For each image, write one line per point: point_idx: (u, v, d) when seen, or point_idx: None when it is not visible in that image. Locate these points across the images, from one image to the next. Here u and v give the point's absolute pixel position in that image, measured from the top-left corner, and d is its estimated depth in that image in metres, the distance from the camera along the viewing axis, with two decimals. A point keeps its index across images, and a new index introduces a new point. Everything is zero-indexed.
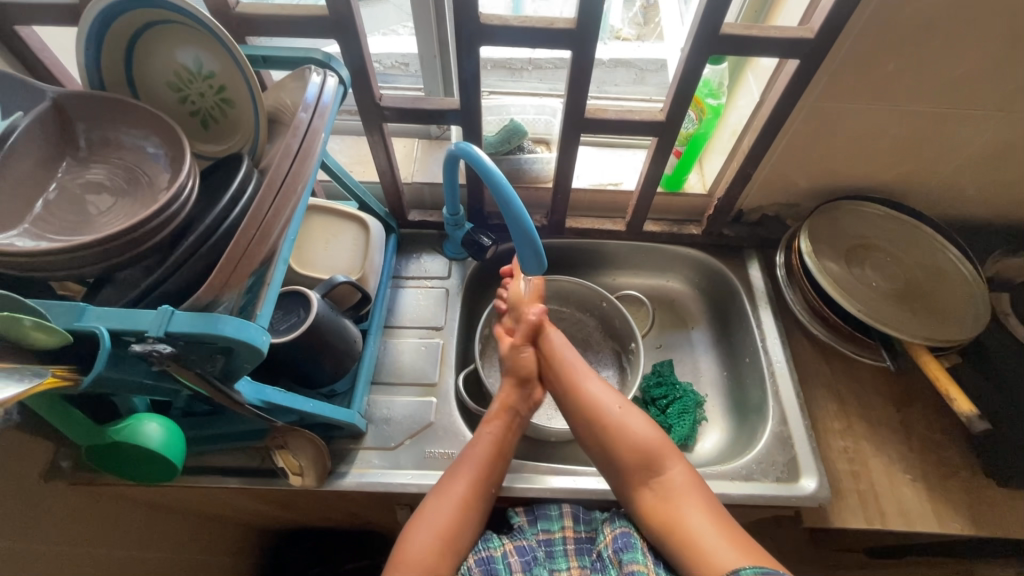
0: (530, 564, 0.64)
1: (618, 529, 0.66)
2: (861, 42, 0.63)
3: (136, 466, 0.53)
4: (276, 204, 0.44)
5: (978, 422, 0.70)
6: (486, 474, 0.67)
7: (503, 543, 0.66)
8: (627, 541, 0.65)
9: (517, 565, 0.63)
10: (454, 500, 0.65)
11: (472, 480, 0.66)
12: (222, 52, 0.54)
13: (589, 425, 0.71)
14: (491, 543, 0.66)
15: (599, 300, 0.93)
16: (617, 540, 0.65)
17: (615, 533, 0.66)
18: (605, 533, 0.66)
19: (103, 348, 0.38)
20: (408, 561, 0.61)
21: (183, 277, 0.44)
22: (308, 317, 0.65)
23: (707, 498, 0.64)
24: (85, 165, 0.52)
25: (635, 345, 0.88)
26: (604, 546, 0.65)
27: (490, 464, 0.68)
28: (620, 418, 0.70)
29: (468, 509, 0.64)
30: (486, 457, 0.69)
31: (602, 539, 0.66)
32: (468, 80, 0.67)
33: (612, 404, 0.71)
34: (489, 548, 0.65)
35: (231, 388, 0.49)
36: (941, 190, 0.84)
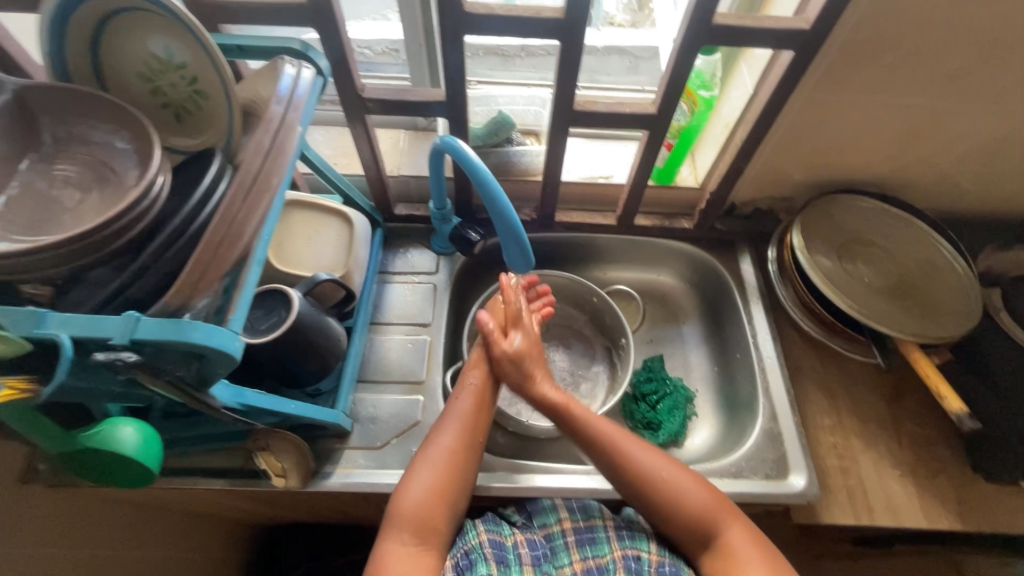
0: (540, 559, 0.64)
1: (667, 556, 0.65)
2: (857, 33, 0.61)
3: (110, 473, 0.51)
4: (247, 205, 0.42)
5: (968, 421, 0.70)
6: (472, 423, 0.67)
7: (514, 534, 0.66)
8: (677, 571, 0.63)
9: (526, 556, 0.63)
10: (442, 449, 0.64)
11: (458, 430, 0.66)
12: (193, 42, 0.51)
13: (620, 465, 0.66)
14: (502, 529, 0.66)
15: (590, 295, 0.91)
16: (664, 564, 0.63)
17: (663, 558, 0.64)
18: (652, 550, 0.65)
19: (65, 357, 0.36)
20: (404, 515, 0.60)
21: (151, 280, 0.43)
22: (290, 316, 0.63)
23: (768, 559, 0.60)
24: (50, 161, 0.50)
25: (626, 341, 0.87)
26: (648, 560, 0.64)
27: (475, 414, 0.68)
28: (667, 488, 0.64)
29: (456, 457, 0.64)
30: (469, 408, 0.68)
31: (649, 553, 0.64)
32: (453, 71, 0.65)
33: (657, 475, 0.65)
34: (501, 534, 0.65)
35: (206, 393, 0.47)
36: (934, 184, 0.84)
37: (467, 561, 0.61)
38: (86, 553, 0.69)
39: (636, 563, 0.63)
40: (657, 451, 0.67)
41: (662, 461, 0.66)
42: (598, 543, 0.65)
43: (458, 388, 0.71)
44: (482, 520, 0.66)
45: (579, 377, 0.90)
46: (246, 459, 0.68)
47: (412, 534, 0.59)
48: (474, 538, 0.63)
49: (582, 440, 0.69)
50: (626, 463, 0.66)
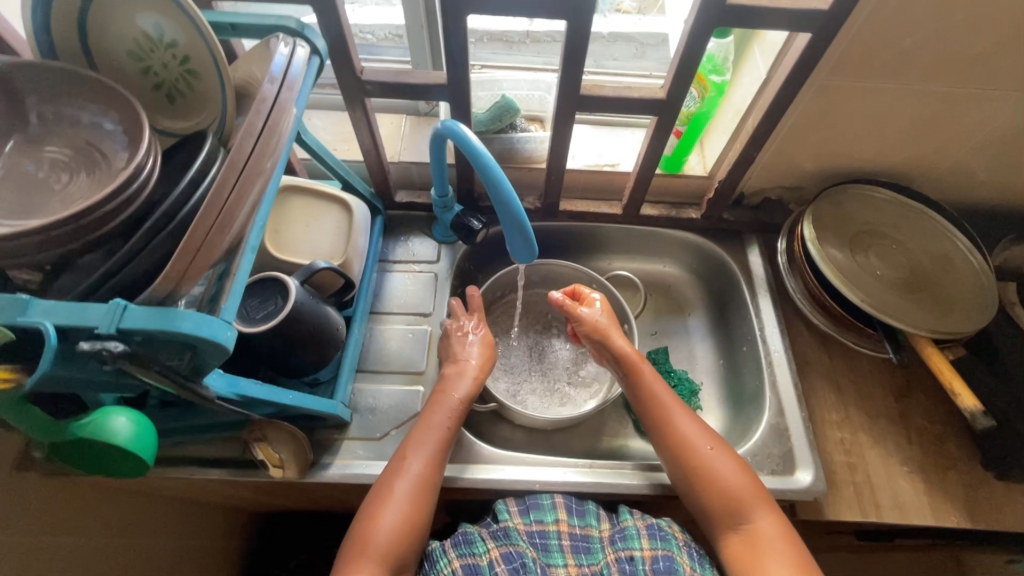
0: (516, 572, 0.60)
1: (659, 551, 0.62)
2: (877, 15, 0.58)
3: (102, 464, 0.50)
4: (239, 188, 0.40)
5: (982, 418, 0.68)
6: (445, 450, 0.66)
7: (488, 552, 0.62)
8: (670, 566, 0.61)
9: (502, 573, 0.59)
10: (414, 477, 0.63)
11: (430, 458, 0.65)
12: (184, 19, 0.49)
13: (668, 437, 0.67)
14: (476, 549, 0.63)
15: (589, 283, 0.90)
16: (658, 561, 0.61)
17: (656, 553, 0.62)
18: (644, 548, 0.63)
19: (48, 346, 0.35)
20: (374, 548, 0.58)
21: (140, 266, 0.41)
22: (287, 305, 0.61)
23: (797, 551, 0.59)
24: (38, 143, 0.48)
25: (629, 326, 0.85)
26: (641, 559, 0.62)
27: (446, 441, 0.66)
28: (710, 461, 0.64)
29: (427, 486, 0.63)
30: (444, 432, 0.67)
31: (641, 550, 0.62)
32: (454, 53, 0.62)
33: (703, 446, 0.65)
34: (475, 556, 0.62)
35: (199, 384, 0.46)
36: (950, 174, 0.81)
37: None
38: (84, 542, 0.68)
39: (631, 564, 0.61)
40: (705, 427, 0.68)
41: (707, 435, 0.67)
42: (592, 552, 0.64)
43: (430, 411, 0.69)
44: (454, 546, 0.64)
45: (584, 371, 0.88)
46: (245, 448, 0.67)
47: (379, 567, 0.57)
48: (444, 567, 0.62)
49: (641, 399, 0.71)
50: (674, 430, 0.67)
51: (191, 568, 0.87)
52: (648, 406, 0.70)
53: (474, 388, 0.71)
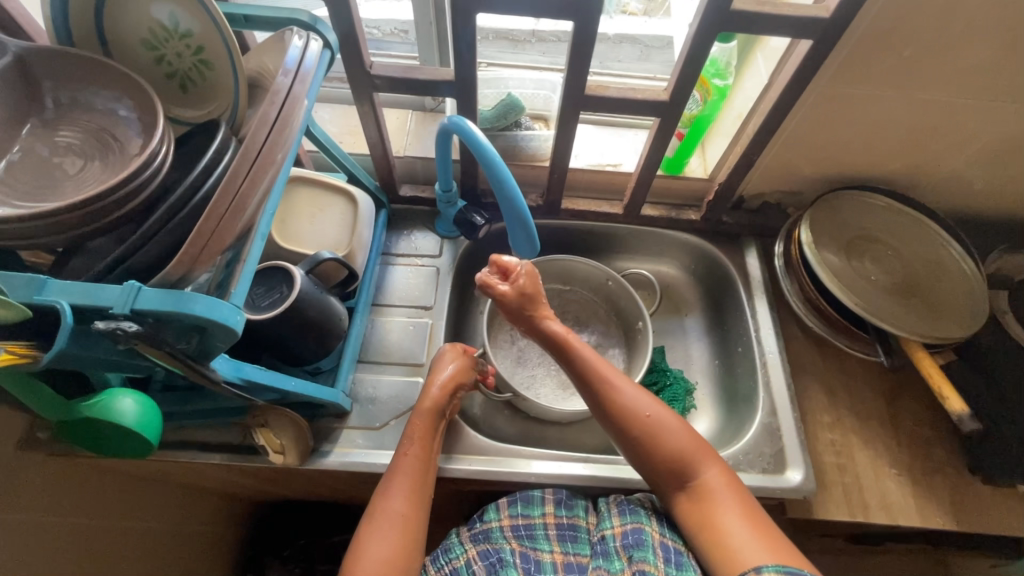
0: (493, 568, 0.61)
1: (629, 525, 0.64)
2: (877, 24, 0.60)
3: (107, 442, 0.51)
4: (252, 175, 0.41)
5: (969, 421, 0.70)
6: (422, 480, 0.65)
7: (465, 553, 0.64)
8: (639, 538, 0.62)
9: (479, 571, 0.61)
10: (392, 517, 0.61)
11: (406, 491, 0.63)
12: (199, 10, 0.50)
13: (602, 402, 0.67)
14: (453, 554, 0.65)
15: (605, 279, 0.90)
16: (627, 535, 0.63)
17: (625, 528, 0.64)
18: (614, 525, 0.64)
19: (65, 325, 0.36)
20: None
21: (155, 249, 0.42)
22: (292, 294, 0.63)
23: (743, 499, 0.61)
24: (52, 127, 0.49)
25: (644, 324, 0.85)
26: (613, 536, 0.64)
27: (421, 470, 0.65)
28: (650, 426, 0.64)
29: (409, 522, 0.61)
30: (421, 464, 0.66)
31: (612, 528, 0.64)
32: (463, 51, 0.63)
33: (642, 413, 0.64)
34: (452, 559, 0.64)
35: (207, 366, 0.47)
36: (946, 183, 0.82)
37: None
38: (84, 521, 0.69)
39: (603, 543, 0.64)
40: (643, 391, 0.68)
41: (646, 400, 0.66)
42: (579, 542, 0.65)
43: (401, 443, 0.67)
44: (432, 561, 0.65)
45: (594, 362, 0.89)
46: (245, 435, 0.69)
47: None
48: None
49: (579, 374, 0.69)
50: (614, 399, 0.66)
51: (185, 554, 0.87)
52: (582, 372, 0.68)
53: (443, 399, 0.70)
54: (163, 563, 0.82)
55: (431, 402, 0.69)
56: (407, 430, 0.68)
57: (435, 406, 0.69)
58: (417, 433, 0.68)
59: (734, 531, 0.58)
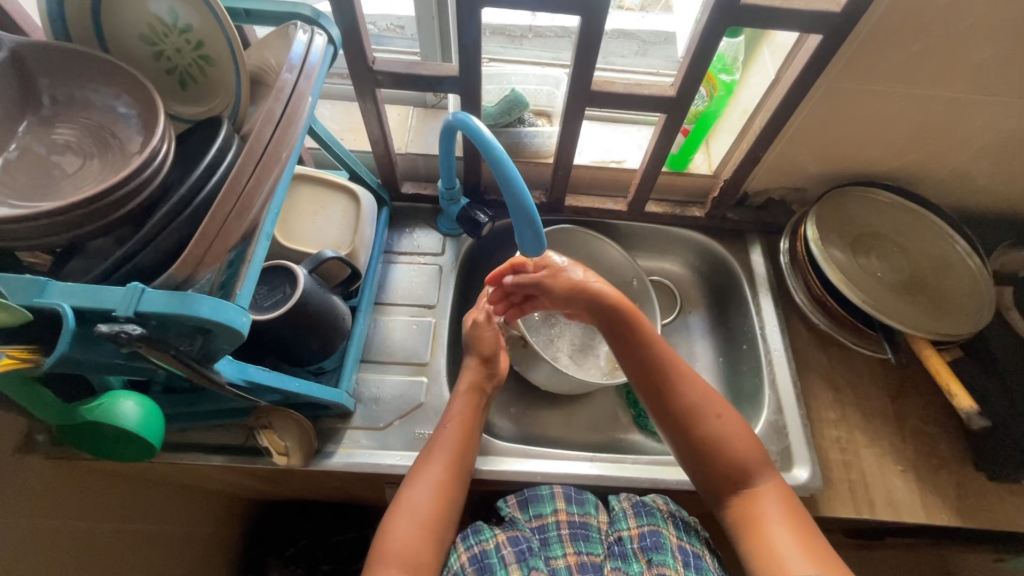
0: (523, 554, 0.62)
1: (646, 527, 0.64)
2: (886, 20, 0.59)
3: (112, 446, 0.50)
4: (257, 174, 0.40)
5: (978, 419, 0.69)
6: (461, 455, 0.67)
7: (494, 536, 0.65)
8: (657, 541, 0.63)
9: (510, 556, 0.62)
10: (431, 484, 0.63)
11: (445, 462, 0.65)
12: (200, 4, 0.49)
13: (665, 392, 0.66)
14: (483, 536, 0.65)
15: (631, 277, 0.89)
16: (645, 538, 0.64)
17: (643, 529, 0.64)
18: (631, 527, 0.65)
19: (66, 329, 0.35)
20: (389, 552, 0.59)
21: (158, 250, 0.41)
22: (294, 294, 0.62)
23: (795, 513, 0.60)
24: (49, 125, 0.48)
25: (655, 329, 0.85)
26: (630, 537, 0.64)
27: (461, 444, 0.67)
28: (716, 426, 0.64)
29: (447, 491, 0.64)
30: (465, 442, 0.68)
31: (629, 530, 0.65)
32: (468, 46, 0.62)
33: (710, 413, 0.64)
34: (484, 541, 0.64)
35: (211, 368, 0.46)
36: (951, 179, 0.82)
37: None
38: (85, 525, 0.68)
39: (620, 544, 0.64)
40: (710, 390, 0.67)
41: (715, 400, 0.66)
42: (592, 541, 0.65)
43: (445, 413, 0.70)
44: (463, 539, 0.66)
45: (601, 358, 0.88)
46: (248, 435, 0.68)
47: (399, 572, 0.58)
48: (456, 561, 0.64)
49: (639, 361, 0.69)
50: (678, 394, 0.66)
51: (184, 556, 0.86)
52: (643, 359, 0.68)
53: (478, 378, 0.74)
54: (163, 564, 0.82)
55: (468, 383, 0.73)
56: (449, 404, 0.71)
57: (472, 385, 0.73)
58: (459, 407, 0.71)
59: (783, 540, 0.57)
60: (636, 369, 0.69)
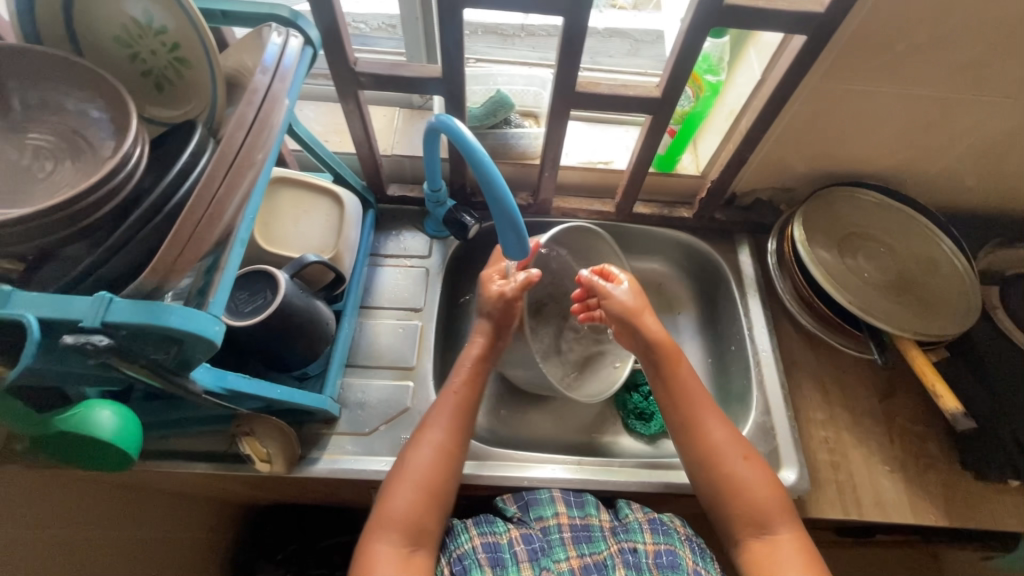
0: (536, 553, 0.61)
1: (662, 545, 0.62)
2: (870, 20, 0.59)
3: (91, 456, 0.49)
4: (229, 180, 0.39)
5: (964, 419, 0.70)
6: (462, 422, 0.66)
7: (508, 531, 0.63)
8: (674, 559, 0.61)
9: (522, 555, 0.60)
10: (432, 446, 0.63)
11: (446, 428, 0.65)
12: (174, 5, 0.48)
13: (695, 428, 0.67)
14: (496, 528, 0.63)
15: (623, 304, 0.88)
16: (661, 556, 0.61)
17: (659, 547, 0.62)
18: (646, 541, 0.63)
19: (31, 340, 0.34)
20: (391, 515, 0.59)
21: (129, 258, 0.40)
22: (276, 300, 0.61)
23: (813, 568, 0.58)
24: (20, 129, 0.47)
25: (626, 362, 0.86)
26: (644, 552, 0.62)
27: (462, 408, 0.67)
28: (740, 468, 0.64)
29: (448, 453, 0.63)
30: (466, 411, 0.67)
31: (644, 544, 0.62)
32: (450, 47, 0.61)
33: (738, 454, 0.64)
34: (496, 534, 0.62)
35: (185, 378, 0.45)
36: (937, 179, 0.82)
37: (458, 567, 0.59)
38: (66, 535, 0.67)
39: (634, 555, 0.61)
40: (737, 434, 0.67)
41: (741, 443, 0.66)
42: (595, 541, 0.63)
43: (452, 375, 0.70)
44: (475, 524, 0.64)
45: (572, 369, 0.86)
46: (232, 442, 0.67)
47: (400, 535, 0.58)
48: (466, 542, 0.62)
49: (674, 392, 0.69)
50: (707, 432, 0.66)
51: (174, 562, 0.85)
52: (678, 395, 0.69)
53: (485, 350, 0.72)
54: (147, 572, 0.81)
55: (478, 351, 0.72)
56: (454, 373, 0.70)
57: (479, 352, 0.72)
58: (461, 376, 0.70)
59: None
60: (671, 401, 0.69)
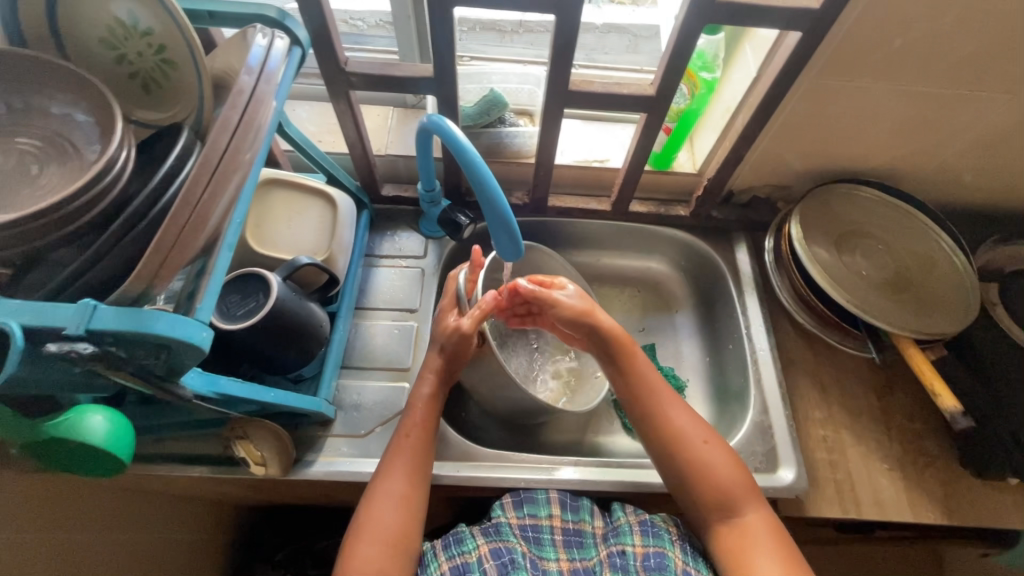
0: (505, 569, 0.59)
1: (651, 548, 0.61)
2: (866, 16, 0.58)
3: (81, 463, 0.49)
4: (213, 185, 0.38)
5: (961, 419, 0.70)
6: (421, 465, 0.65)
7: (477, 548, 0.61)
8: (661, 562, 0.60)
9: (490, 570, 0.59)
10: (392, 496, 0.62)
11: (406, 474, 0.63)
12: (158, 7, 0.48)
13: (655, 418, 0.67)
14: (465, 547, 0.62)
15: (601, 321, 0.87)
16: (649, 559, 0.60)
17: (647, 550, 0.61)
18: (636, 544, 0.62)
19: (14, 348, 0.34)
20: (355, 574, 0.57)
21: (114, 263, 0.40)
22: (268, 302, 0.61)
23: (783, 544, 0.59)
24: (5, 133, 0.46)
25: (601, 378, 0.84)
26: (633, 553, 0.61)
27: (419, 452, 0.65)
28: (703, 453, 0.64)
29: (408, 500, 0.62)
30: (423, 454, 0.66)
31: (633, 546, 0.62)
32: (441, 46, 0.61)
33: (699, 438, 0.65)
34: (464, 554, 0.61)
35: (175, 384, 0.45)
36: (936, 175, 0.81)
37: None
38: (62, 538, 0.67)
39: (622, 558, 0.61)
40: (697, 417, 0.68)
41: (702, 427, 0.66)
42: (586, 547, 0.64)
43: (405, 418, 0.68)
44: (444, 548, 0.62)
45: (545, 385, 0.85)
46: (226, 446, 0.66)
47: None
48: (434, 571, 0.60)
49: (634, 382, 0.69)
50: (668, 420, 0.66)
51: (173, 564, 0.85)
52: (637, 387, 0.69)
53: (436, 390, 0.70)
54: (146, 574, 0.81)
55: (429, 389, 0.70)
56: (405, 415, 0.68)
57: (430, 392, 0.70)
58: (415, 417, 0.68)
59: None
60: (630, 393, 0.69)
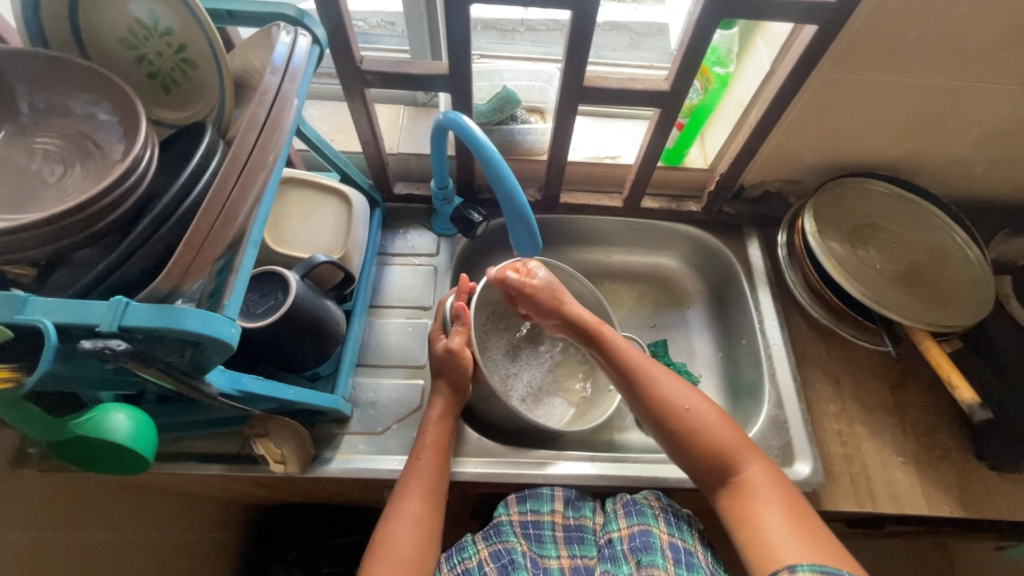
0: (505, 570, 0.60)
1: (636, 527, 0.62)
2: (882, 9, 0.58)
3: (104, 461, 0.49)
4: (242, 181, 0.39)
5: (980, 411, 0.69)
6: (436, 486, 0.65)
7: (477, 552, 0.62)
8: (647, 541, 0.61)
9: (491, 572, 0.60)
10: (409, 518, 0.62)
11: (422, 495, 0.64)
12: (180, 6, 0.48)
13: (641, 390, 0.68)
14: (466, 553, 0.63)
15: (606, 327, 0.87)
16: (634, 538, 0.61)
17: (632, 529, 0.62)
18: (621, 528, 0.63)
19: (48, 345, 0.34)
20: None
21: (143, 260, 0.40)
22: (287, 300, 0.61)
23: (785, 494, 0.59)
24: (29, 134, 0.47)
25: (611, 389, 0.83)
26: (619, 539, 0.62)
27: (434, 473, 0.66)
28: (691, 416, 0.64)
29: (425, 521, 0.62)
30: (437, 474, 0.66)
31: (619, 531, 0.63)
32: (456, 43, 0.61)
33: (682, 404, 0.65)
34: (465, 560, 0.62)
35: (201, 380, 0.45)
36: (948, 168, 0.81)
37: None
38: (82, 537, 0.67)
39: (611, 547, 0.62)
40: (683, 383, 0.68)
41: (687, 392, 0.67)
42: (586, 544, 0.64)
43: (417, 441, 0.68)
44: (446, 560, 0.63)
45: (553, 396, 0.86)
46: (245, 444, 0.67)
47: None
48: None
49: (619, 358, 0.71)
50: (654, 390, 0.67)
51: (189, 563, 0.85)
52: (622, 363, 0.70)
53: (447, 412, 0.71)
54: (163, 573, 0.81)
55: (439, 411, 0.70)
56: (417, 437, 0.69)
57: (439, 414, 0.70)
58: (428, 437, 0.68)
59: (776, 527, 0.56)
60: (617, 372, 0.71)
